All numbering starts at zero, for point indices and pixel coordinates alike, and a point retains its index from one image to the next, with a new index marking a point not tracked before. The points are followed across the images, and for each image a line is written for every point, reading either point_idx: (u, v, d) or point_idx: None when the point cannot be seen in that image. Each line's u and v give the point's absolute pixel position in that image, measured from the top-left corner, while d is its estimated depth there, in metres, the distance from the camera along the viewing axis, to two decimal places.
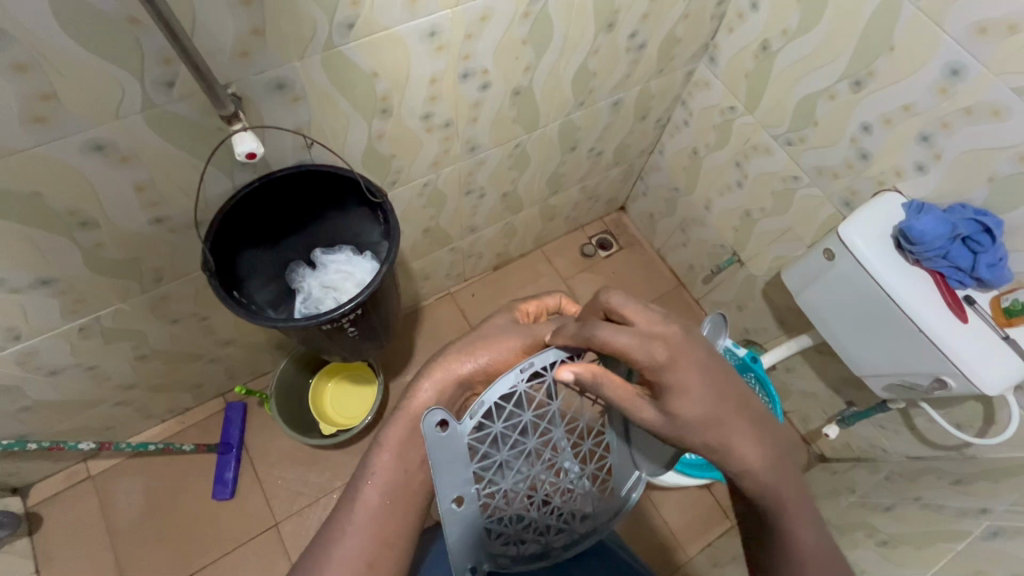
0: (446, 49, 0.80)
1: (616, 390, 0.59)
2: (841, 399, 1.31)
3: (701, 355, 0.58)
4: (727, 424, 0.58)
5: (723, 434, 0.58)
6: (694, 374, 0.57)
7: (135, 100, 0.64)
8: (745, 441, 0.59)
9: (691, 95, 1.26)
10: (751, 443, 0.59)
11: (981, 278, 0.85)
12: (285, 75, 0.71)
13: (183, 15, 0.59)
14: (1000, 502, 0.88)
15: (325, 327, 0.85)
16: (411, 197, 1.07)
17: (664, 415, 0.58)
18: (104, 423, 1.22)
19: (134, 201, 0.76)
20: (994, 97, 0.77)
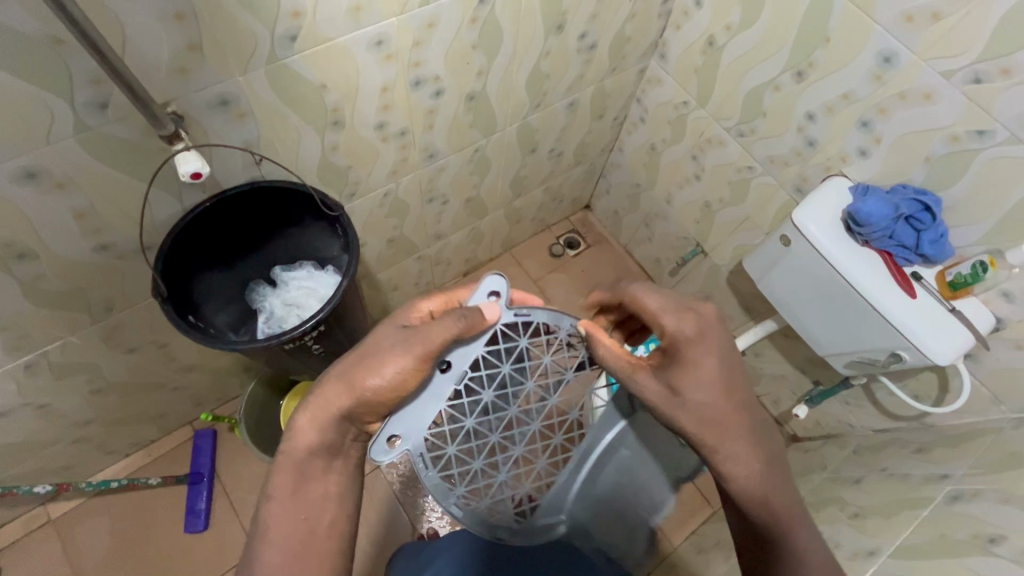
0: (395, 58, 0.79)
1: (616, 361, 0.63)
2: (808, 379, 1.35)
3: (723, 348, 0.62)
4: (725, 425, 0.61)
5: (720, 430, 0.61)
6: (705, 359, 0.61)
7: (67, 123, 0.61)
8: (742, 446, 0.61)
9: (645, 92, 1.28)
10: (745, 445, 0.61)
11: (926, 254, 0.89)
12: (228, 91, 0.69)
13: (112, 34, 0.56)
14: (959, 467, 0.92)
15: (288, 346, 0.83)
16: (372, 208, 1.06)
17: (666, 389, 0.62)
18: (61, 462, 1.16)
19: (74, 229, 0.72)
20: (925, 82, 0.81)
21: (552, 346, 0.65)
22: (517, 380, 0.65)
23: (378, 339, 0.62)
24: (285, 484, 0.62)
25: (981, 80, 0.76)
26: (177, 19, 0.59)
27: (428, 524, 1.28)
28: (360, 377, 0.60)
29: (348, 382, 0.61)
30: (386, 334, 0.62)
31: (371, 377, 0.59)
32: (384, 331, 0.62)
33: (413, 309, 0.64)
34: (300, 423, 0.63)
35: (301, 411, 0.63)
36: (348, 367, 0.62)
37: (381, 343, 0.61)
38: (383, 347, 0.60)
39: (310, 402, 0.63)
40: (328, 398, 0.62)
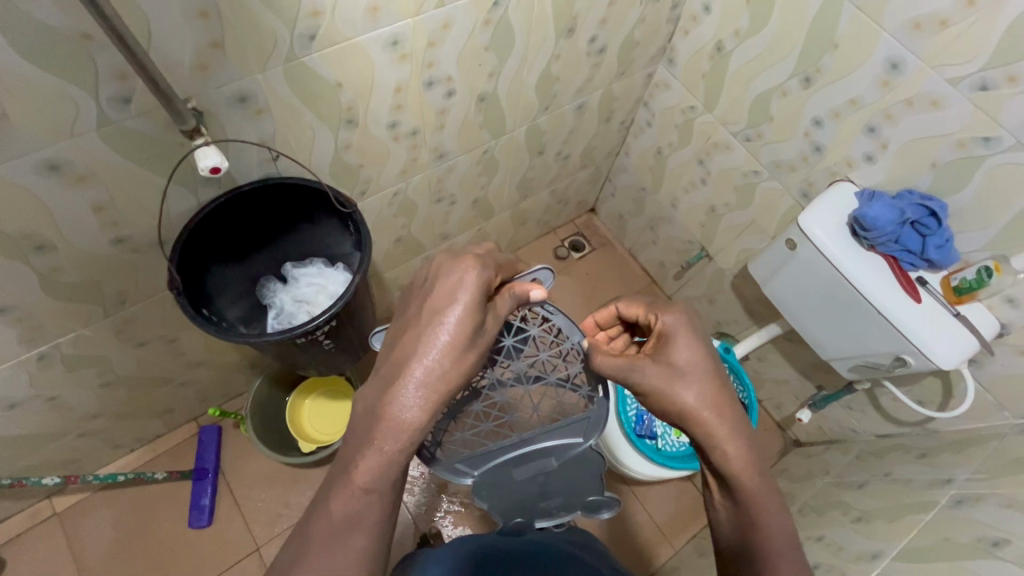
0: (409, 58, 0.80)
1: (614, 361, 0.61)
2: (811, 384, 1.35)
3: (702, 339, 0.63)
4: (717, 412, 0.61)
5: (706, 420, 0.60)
6: (684, 347, 0.62)
7: (90, 117, 0.62)
8: (732, 434, 0.60)
9: (652, 96, 1.30)
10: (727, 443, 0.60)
11: (931, 259, 0.90)
12: (247, 88, 0.70)
13: (138, 30, 0.58)
14: (963, 471, 0.92)
15: (299, 340, 0.84)
16: (381, 207, 1.07)
17: (658, 372, 0.61)
18: (68, 455, 1.17)
19: (93, 222, 0.73)
20: (932, 89, 0.82)
21: (553, 347, 0.67)
22: (518, 368, 0.67)
23: (456, 318, 0.57)
24: (382, 469, 0.56)
25: (987, 88, 0.77)
26: (202, 17, 0.60)
27: (430, 523, 1.29)
28: (451, 360, 0.57)
29: (439, 367, 0.57)
30: (465, 316, 0.57)
31: (460, 357, 0.57)
32: (462, 314, 0.57)
33: (468, 285, 0.57)
34: (401, 416, 0.56)
35: (405, 401, 0.56)
36: (432, 354, 0.57)
37: (464, 323, 0.57)
38: (468, 325, 0.58)
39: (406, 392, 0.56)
40: (430, 388, 0.56)
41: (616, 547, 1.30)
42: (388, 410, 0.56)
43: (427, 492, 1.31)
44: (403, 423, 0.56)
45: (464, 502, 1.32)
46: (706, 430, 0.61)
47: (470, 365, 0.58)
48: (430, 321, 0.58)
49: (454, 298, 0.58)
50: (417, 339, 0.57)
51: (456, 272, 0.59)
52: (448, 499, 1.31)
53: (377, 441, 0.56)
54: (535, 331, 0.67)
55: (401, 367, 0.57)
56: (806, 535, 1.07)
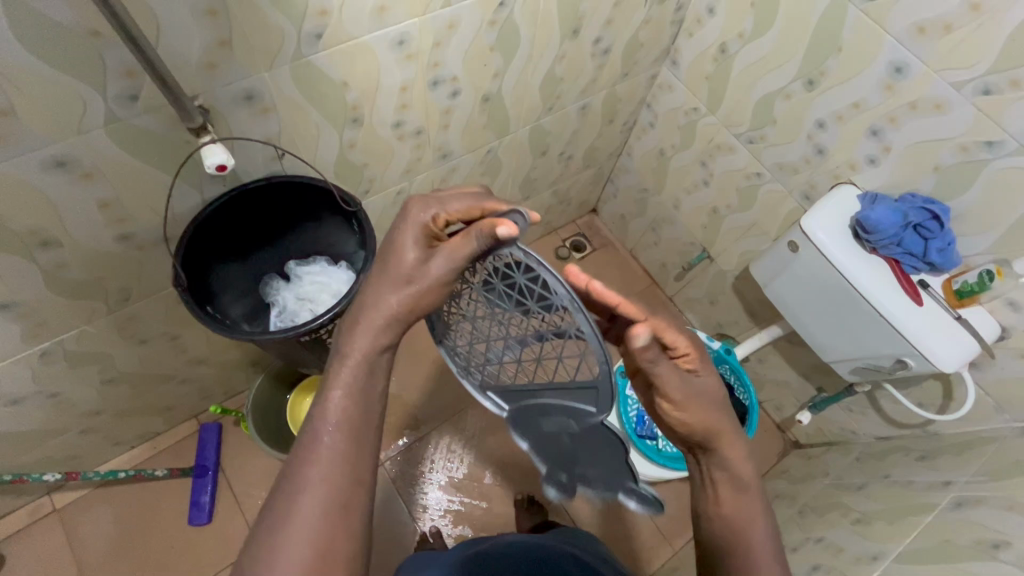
0: (415, 58, 0.80)
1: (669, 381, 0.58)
2: (811, 386, 1.36)
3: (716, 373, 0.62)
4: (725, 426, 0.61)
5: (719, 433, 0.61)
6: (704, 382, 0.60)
7: (98, 114, 0.62)
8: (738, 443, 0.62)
9: (655, 98, 1.30)
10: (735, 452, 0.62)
11: (933, 262, 0.90)
12: (254, 87, 0.70)
13: (147, 28, 0.58)
14: (963, 474, 0.92)
15: (303, 339, 0.84)
16: (385, 206, 1.07)
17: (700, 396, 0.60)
18: (69, 452, 1.17)
19: (98, 219, 0.73)
20: (935, 93, 0.83)
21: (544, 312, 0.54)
22: (520, 313, 0.56)
23: (403, 255, 0.56)
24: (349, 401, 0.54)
25: (990, 92, 0.77)
26: (210, 15, 0.60)
27: (430, 522, 1.29)
28: (399, 292, 0.56)
29: (391, 301, 0.56)
30: (410, 252, 0.56)
31: (410, 291, 0.56)
32: (409, 251, 0.56)
33: (417, 220, 0.57)
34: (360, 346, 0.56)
35: (362, 332, 0.56)
36: (390, 285, 0.56)
37: (410, 260, 0.56)
38: (413, 261, 0.56)
39: (361, 323, 0.56)
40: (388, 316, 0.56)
41: (616, 547, 1.30)
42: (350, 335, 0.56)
43: (427, 492, 1.31)
44: (359, 351, 0.56)
45: (462, 500, 1.32)
46: (718, 438, 0.61)
47: (416, 299, 0.56)
48: (382, 261, 0.58)
49: (402, 234, 0.57)
50: (372, 277, 0.58)
51: (407, 204, 0.58)
52: (448, 498, 1.31)
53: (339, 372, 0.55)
54: (524, 280, 0.52)
55: (358, 302, 0.57)
56: (806, 536, 1.07)
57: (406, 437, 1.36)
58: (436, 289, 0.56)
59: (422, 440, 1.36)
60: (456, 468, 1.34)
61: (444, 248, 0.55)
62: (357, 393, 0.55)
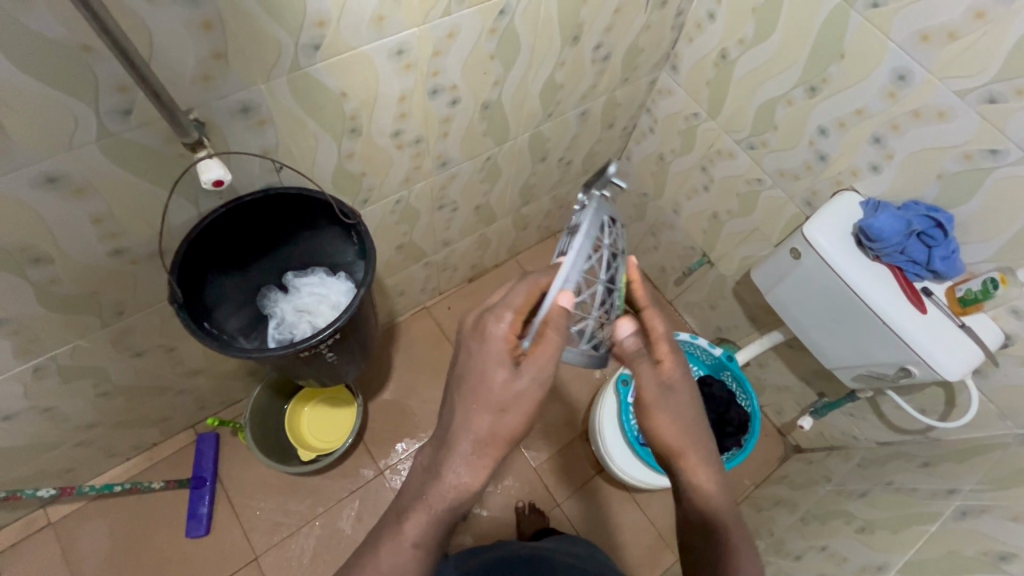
0: (414, 67, 0.79)
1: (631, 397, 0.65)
2: (812, 391, 1.35)
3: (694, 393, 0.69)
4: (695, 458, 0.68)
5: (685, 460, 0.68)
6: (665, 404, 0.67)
7: (90, 129, 0.61)
8: (704, 470, 0.69)
9: (655, 102, 1.29)
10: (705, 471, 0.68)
11: (936, 270, 0.90)
12: (250, 98, 0.69)
13: (140, 42, 0.56)
14: (966, 482, 0.92)
15: (302, 354, 0.83)
16: (383, 214, 1.06)
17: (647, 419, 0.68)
18: (63, 465, 1.15)
19: (90, 234, 0.72)
20: (939, 101, 0.82)
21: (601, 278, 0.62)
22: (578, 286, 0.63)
23: (489, 375, 0.57)
24: (424, 528, 0.61)
25: (995, 100, 0.77)
26: (205, 28, 0.59)
27: None
28: (490, 418, 0.57)
29: (482, 428, 0.57)
30: (492, 370, 0.57)
31: (501, 418, 0.57)
32: (491, 366, 0.57)
33: (501, 332, 0.57)
34: (452, 486, 0.59)
35: (455, 460, 0.58)
36: (497, 379, 0.57)
37: (501, 382, 0.57)
38: (499, 384, 0.57)
39: (449, 455, 0.59)
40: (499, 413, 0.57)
41: (618, 556, 1.29)
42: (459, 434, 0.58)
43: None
44: (444, 479, 0.59)
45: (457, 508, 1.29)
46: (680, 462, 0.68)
47: (519, 391, 0.57)
48: (466, 379, 0.58)
49: (482, 352, 0.58)
50: (456, 399, 0.59)
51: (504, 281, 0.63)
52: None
53: (425, 499, 0.61)
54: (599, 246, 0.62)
55: (446, 433, 0.59)
56: (809, 544, 1.06)
57: (404, 443, 1.37)
58: (524, 410, 0.57)
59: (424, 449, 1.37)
60: None
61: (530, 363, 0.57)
62: (436, 519, 0.61)
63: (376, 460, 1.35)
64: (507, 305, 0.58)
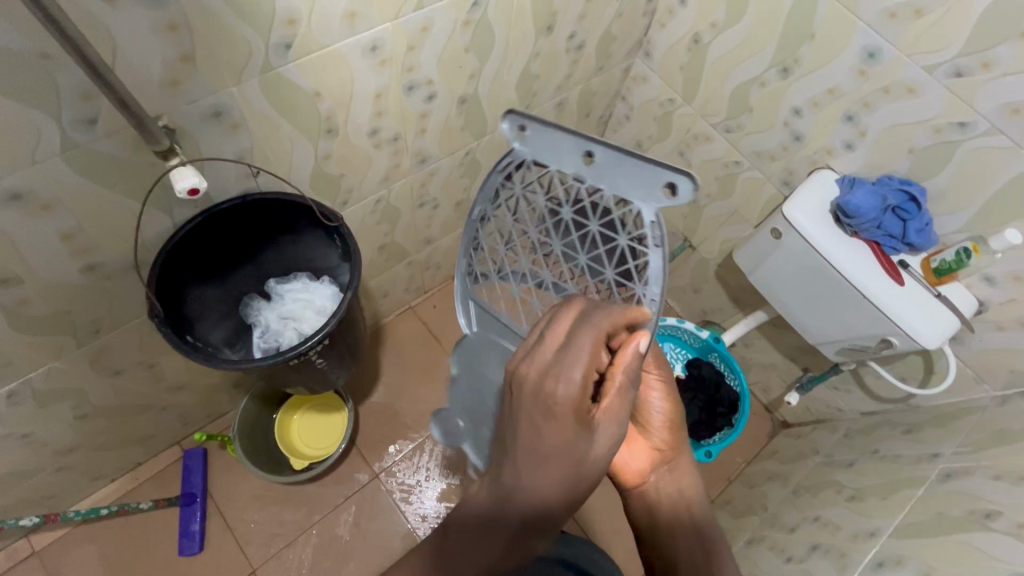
0: (389, 63, 0.78)
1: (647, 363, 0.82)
2: (797, 367, 1.38)
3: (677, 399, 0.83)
4: (666, 459, 0.80)
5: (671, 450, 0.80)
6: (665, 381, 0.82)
7: (54, 141, 0.58)
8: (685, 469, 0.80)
9: (630, 90, 1.29)
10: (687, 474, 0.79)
11: (912, 242, 0.92)
12: (222, 102, 0.66)
13: (102, 47, 0.54)
14: (949, 445, 0.95)
15: (291, 362, 0.81)
16: (364, 215, 1.04)
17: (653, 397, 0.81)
18: (45, 492, 1.11)
19: (60, 251, 0.69)
20: (908, 77, 0.84)
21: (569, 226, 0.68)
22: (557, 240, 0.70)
23: (575, 441, 0.52)
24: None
25: (962, 74, 0.79)
26: (170, 30, 0.56)
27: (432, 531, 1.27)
28: (569, 483, 0.53)
29: (556, 491, 0.53)
30: (575, 436, 0.52)
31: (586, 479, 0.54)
32: (572, 431, 0.52)
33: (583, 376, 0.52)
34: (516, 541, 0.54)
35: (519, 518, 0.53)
36: (580, 438, 0.53)
37: (585, 446, 0.53)
38: (579, 443, 0.53)
39: (514, 516, 0.53)
40: (584, 472, 0.54)
41: (617, 541, 1.31)
42: (538, 494, 0.53)
43: (402, 500, 1.31)
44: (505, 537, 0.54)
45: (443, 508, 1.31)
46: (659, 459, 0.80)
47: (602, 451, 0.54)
48: (546, 452, 0.52)
49: (563, 414, 0.52)
50: (524, 457, 0.53)
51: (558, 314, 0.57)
52: (428, 506, 1.30)
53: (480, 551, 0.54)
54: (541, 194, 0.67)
55: (513, 491, 0.53)
56: (802, 516, 1.08)
57: (397, 444, 1.36)
58: (600, 470, 0.55)
59: (418, 449, 1.36)
60: (450, 474, 1.34)
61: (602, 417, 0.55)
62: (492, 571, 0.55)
63: (370, 464, 1.34)
64: (577, 354, 0.53)
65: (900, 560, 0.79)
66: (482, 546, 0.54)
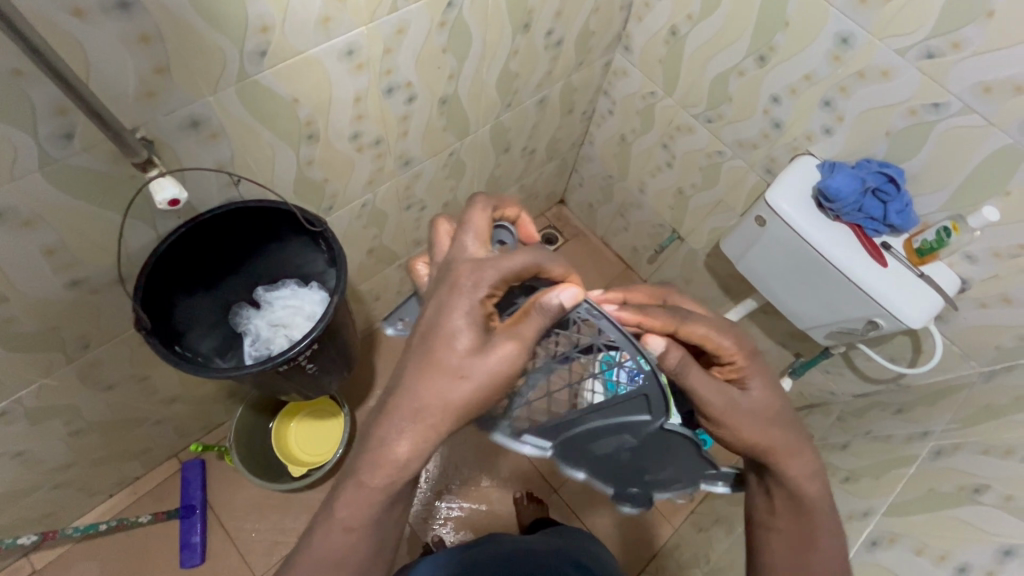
0: (366, 67, 0.78)
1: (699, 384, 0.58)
2: (789, 352, 1.39)
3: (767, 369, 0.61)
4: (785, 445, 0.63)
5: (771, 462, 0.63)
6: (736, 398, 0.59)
7: (31, 157, 0.58)
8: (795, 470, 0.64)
9: (611, 84, 1.30)
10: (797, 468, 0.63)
11: (893, 224, 0.93)
12: (199, 112, 0.67)
13: (75, 63, 0.54)
14: (939, 423, 0.96)
15: (282, 368, 0.81)
16: (350, 220, 1.04)
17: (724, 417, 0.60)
18: (42, 510, 1.11)
19: (44, 267, 0.69)
20: (881, 60, 0.85)
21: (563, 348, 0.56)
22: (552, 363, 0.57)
23: (437, 324, 0.51)
24: (358, 510, 0.54)
25: (933, 55, 0.80)
26: (142, 42, 0.57)
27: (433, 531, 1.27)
28: (432, 375, 0.51)
29: (435, 389, 0.50)
30: (462, 330, 0.50)
31: (456, 382, 0.50)
32: (437, 311, 0.52)
33: (444, 253, 0.55)
34: (391, 448, 0.52)
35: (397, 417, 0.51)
36: (456, 331, 0.50)
37: (449, 334, 0.51)
38: (459, 335, 0.50)
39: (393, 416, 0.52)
40: (462, 374, 0.50)
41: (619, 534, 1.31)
42: (417, 385, 0.51)
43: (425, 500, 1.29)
44: (376, 441, 0.52)
45: (463, 506, 1.29)
46: (776, 457, 0.62)
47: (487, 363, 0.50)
48: (428, 336, 0.52)
49: (431, 295, 0.53)
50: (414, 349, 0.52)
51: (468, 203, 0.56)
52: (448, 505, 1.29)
53: (364, 466, 0.53)
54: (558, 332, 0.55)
55: (393, 395, 0.52)
56: None
57: None
58: (479, 387, 0.50)
59: None
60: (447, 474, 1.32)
61: (503, 331, 0.51)
62: (373, 494, 0.54)
63: None
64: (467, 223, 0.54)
65: (893, 537, 0.80)
66: (371, 464, 0.53)
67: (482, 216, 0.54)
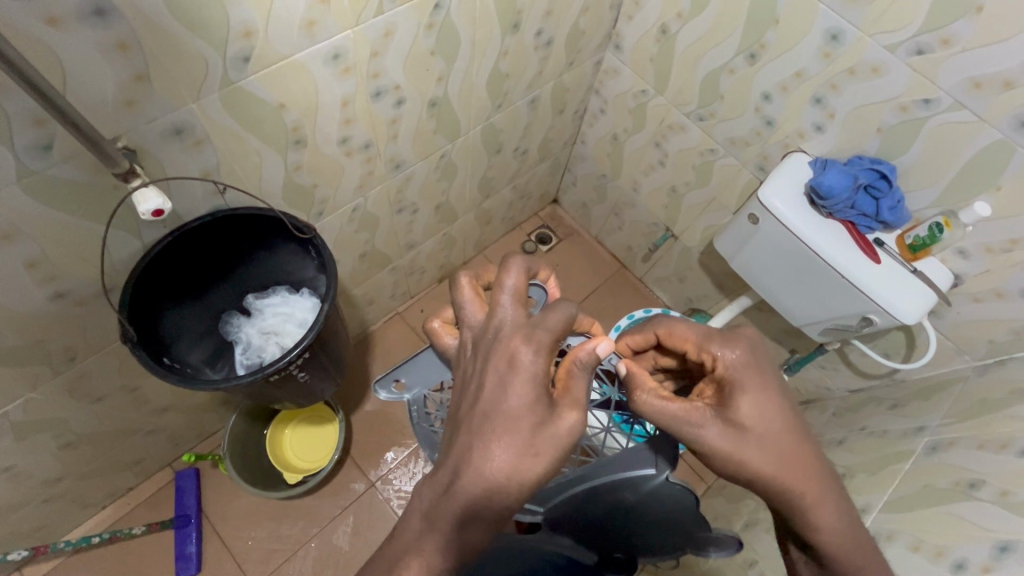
0: (353, 71, 0.77)
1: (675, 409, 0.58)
2: (784, 349, 1.39)
3: (770, 383, 0.60)
4: (802, 470, 0.59)
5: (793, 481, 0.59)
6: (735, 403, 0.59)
7: (7, 169, 0.57)
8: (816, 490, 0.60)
9: (603, 83, 1.29)
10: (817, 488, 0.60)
11: (885, 220, 0.93)
12: (182, 120, 0.65)
13: (51, 72, 0.53)
14: (934, 418, 0.96)
15: (273, 378, 0.80)
16: (341, 225, 1.03)
17: (731, 429, 0.57)
18: (34, 524, 1.09)
19: (26, 280, 0.67)
20: (872, 56, 0.84)
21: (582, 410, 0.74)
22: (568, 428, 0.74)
23: (500, 397, 0.50)
24: None
25: (923, 51, 0.79)
26: (120, 49, 0.55)
27: None
28: (505, 453, 0.49)
29: (503, 466, 0.49)
30: (527, 402, 0.50)
31: (527, 457, 0.49)
32: (495, 382, 0.51)
33: (478, 317, 0.55)
34: (457, 523, 0.50)
35: (461, 494, 0.50)
36: (518, 403, 0.50)
37: (514, 407, 0.50)
38: (523, 406, 0.50)
39: (458, 496, 0.50)
40: (528, 449, 0.49)
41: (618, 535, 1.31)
42: (481, 464, 0.49)
43: None
44: (447, 526, 0.50)
45: None
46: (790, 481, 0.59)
47: (554, 435, 0.49)
48: (488, 410, 0.50)
49: (482, 368, 0.52)
50: (474, 423, 0.51)
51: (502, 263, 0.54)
52: None
53: (427, 543, 0.51)
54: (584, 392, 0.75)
55: (456, 473, 0.50)
56: None
57: (393, 451, 1.36)
58: (548, 459, 0.49)
59: (411, 454, 1.35)
60: None
61: (561, 398, 0.51)
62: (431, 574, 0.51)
63: (366, 473, 1.33)
64: (507, 286, 0.53)
65: (891, 534, 0.80)
66: (435, 543, 0.51)
67: (518, 278, 0.53)
